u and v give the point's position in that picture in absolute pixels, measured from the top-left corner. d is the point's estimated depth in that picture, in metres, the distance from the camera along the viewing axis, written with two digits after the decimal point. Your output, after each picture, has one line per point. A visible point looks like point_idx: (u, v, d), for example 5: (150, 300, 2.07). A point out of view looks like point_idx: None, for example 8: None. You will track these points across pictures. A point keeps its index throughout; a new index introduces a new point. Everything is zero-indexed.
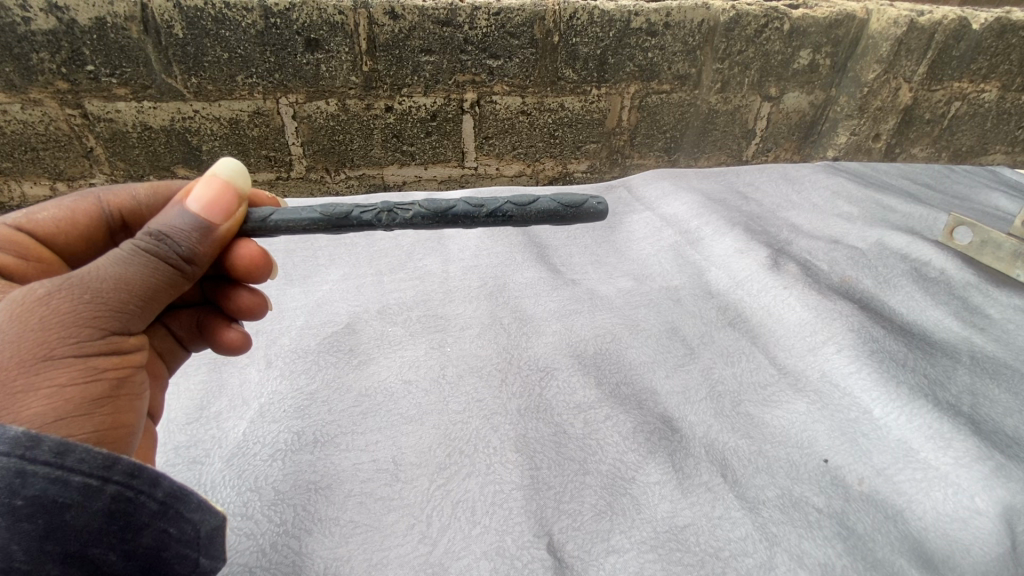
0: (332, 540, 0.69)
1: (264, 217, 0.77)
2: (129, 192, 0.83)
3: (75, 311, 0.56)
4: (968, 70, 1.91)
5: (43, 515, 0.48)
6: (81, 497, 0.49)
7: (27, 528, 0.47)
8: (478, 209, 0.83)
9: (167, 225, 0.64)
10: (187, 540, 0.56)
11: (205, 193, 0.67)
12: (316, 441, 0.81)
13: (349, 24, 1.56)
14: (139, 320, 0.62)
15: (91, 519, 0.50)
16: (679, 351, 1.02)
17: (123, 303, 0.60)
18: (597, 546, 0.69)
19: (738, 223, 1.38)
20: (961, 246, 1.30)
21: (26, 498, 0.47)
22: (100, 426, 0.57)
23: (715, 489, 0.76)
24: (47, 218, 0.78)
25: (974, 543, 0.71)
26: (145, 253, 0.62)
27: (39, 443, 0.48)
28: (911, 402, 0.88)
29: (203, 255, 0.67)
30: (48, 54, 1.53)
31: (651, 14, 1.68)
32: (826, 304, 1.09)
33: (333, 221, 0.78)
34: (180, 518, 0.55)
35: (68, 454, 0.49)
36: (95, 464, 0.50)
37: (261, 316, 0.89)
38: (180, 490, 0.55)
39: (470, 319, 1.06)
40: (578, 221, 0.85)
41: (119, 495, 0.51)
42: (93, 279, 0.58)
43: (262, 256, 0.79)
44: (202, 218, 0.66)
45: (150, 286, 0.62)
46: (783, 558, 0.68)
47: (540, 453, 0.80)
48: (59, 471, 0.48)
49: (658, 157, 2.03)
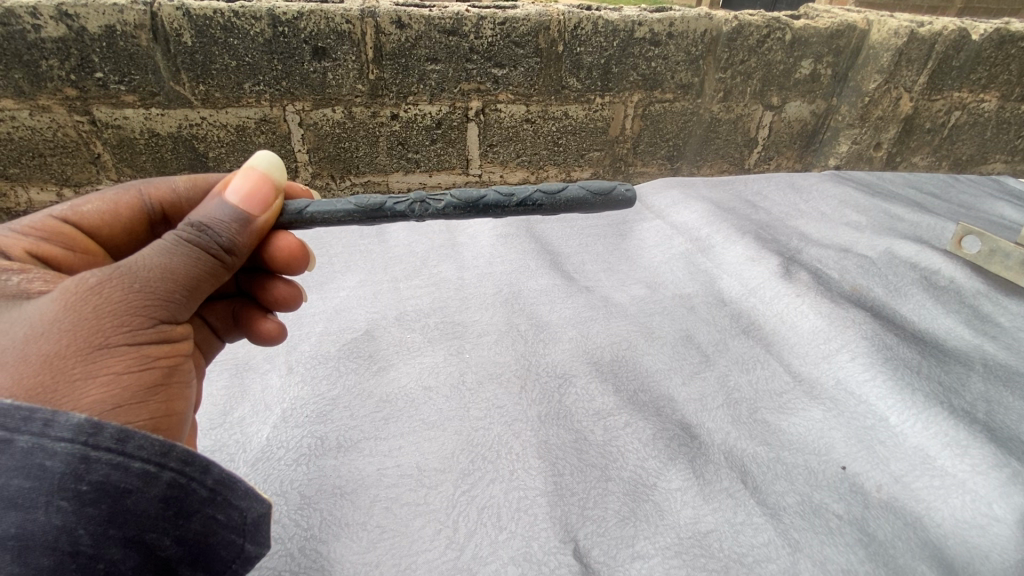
0: (360, 544, 0.70)
1: (300, 209, 0.78)
2: (170, 185, 0.85)
3: (127, 299, 0.57)
4: (968, 80, 1.94)
5: (106, 500, 0.48)
6: (140, 483, 0.49)
7: (92, 513, 0.48)
8: (508, 198, 0.83)
9: (208, 216, 0.66)
10: (234, 526, 0.57)
11: (244, 185, 0.69)
12: (338, 446, 0.82)
13: (356, 33, 1.58)
14: (186, 309, 0.63)
15: (149, 504, 0.50)
16: (695, 358, 1.03)
17: (171, 292, 0.61)
18: (623, 552, 0.69)
19: (748, 232, 1.40)
20: (969, 255, 1.32)
21: (89, 484, 0.47)
22: (153, 414, 0.59)
23: (736, 496, 0.77)
24: (91, 210, 0.79)
25: (994, 549, 0.71)
26: (188, 243, 0.63)
27: (101, 429, 0.48)
28: (925, 410, 0.89)
29: (243, 246, 0.68)
30: (58, 62, 1.54)
31: (654, 24, 1.71)
32: (839, 311, 1.10)
33: (368, 212, 0.80)
34: (228, 505, 0.56)
35: (128, 440, 0.49)
36: (153, 451, 0.50)
37: (295, 307, 0.91)
38: (229, 478, 0.56)
39: (487, 326, 1.07)
40: (607, 208, 0.87)
41: (173, 482, 0.52)
42: (141, 268, 0.59)
43: (300, 248, 0.80)
44: (241, 209, 0.68)
45: (196, 275, 0.63)
46: (806, 564, 0.68)
47: (562, 460, 0.80)
48: (120, 456, 0.48)
49: (660, 165, 2.06)
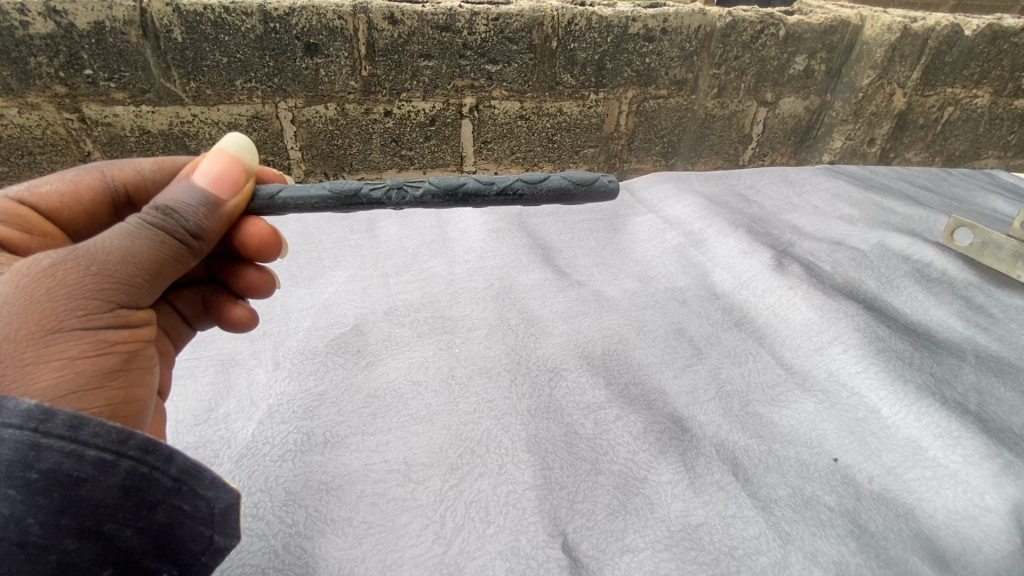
0: (345, 540, 0.69)
1: (271, 195, 0.76)
2: (135, 167, 0.84)
3: (83, 283, 0.56)
4: (961, 76, 1.94)
5: (58, 488, 0.47)
6: (96, 472, 0.49)
7: (43, 503, 0.47)
8: (488, 187, 0.81)
9: (175, 200, 0.65)
10: (201, 517, 0.55)
11: (212, 168, 0.67)
12: (325, 442, 0.81)
13: (349, 29, 1.56)
14: (146, 295, 0.63)
15: (106, 494, 0.49)
16: (686, 351, 1.02)
17: (131, 277, 0.60)
18: (612, 546, 0.68)
19: (741, 226, 1.39)
20: (961, 248, 1.32)
21: (40, 472, 0.47)
22: (111, 400, 0.58)
23: (727, 489, 0.76)
24: (50, 192, 0.78)
25: (986, 541, 0.71)
26: (152, 227, 0.62)
27: (52, 416, 0.48)
28: (918, 402, 0.88)
29: (210, 231, 0.67)
30: (46, 58, 1.52)
31: (648, 20, 1.70)
32: (831, 304, 1.09)
33: (342, 199, 0.78)
34: (193, 495, 0.54)
35: (82, 428, 0.48)
36: (110, 439, 0.49)
37: (267, 294, 0.92)
38: (194, 467, 0.54)
39: (477, 320, 1.06)
40: (589, 200, 0.86)
41: (133, 471, 0.50)
42: (99, 251, 0.58)
43: (271, 235, 0.81)
44: (209, 193, 0.67)
45: (158, 260, 0.62)
46: (797, 557, 0.68)
47: (552, 453, 0.80)
48: (74, 444, 0.48)
49: (655, 161, 2.05)
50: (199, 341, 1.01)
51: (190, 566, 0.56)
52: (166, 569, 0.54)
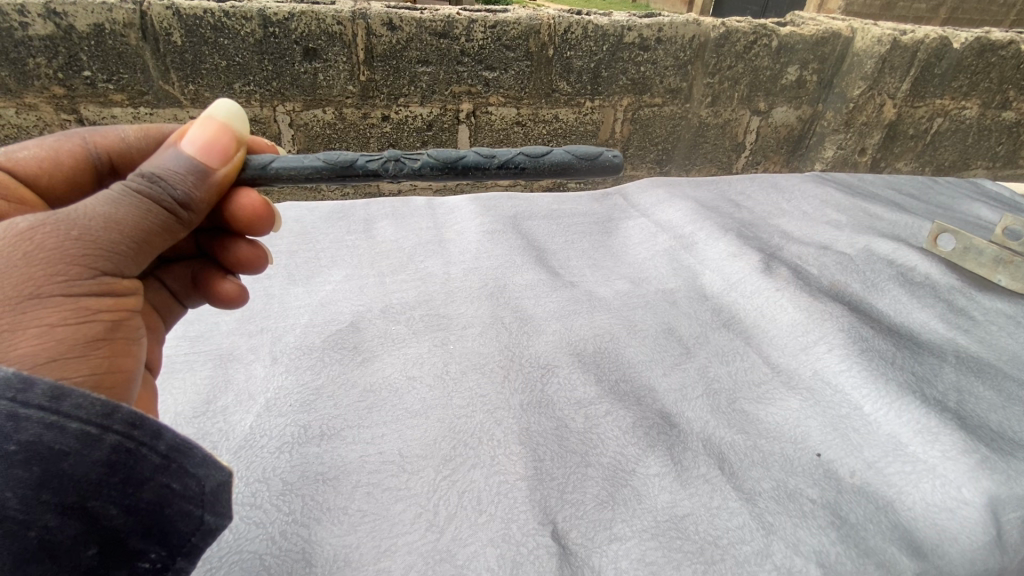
0: (341, 528, 0.71)
1: (263, 165, 0.79)
2: (118, 134, 0.86)
3: (64, 249, 0.59)
4: (949, 88, 1.99)
5: (38, 462, 0.49)
6: (79, 445, 0.50)
7: (22, 475, 0.48)
8: (489, 160, 0.83)
9: (161, 168, 0.68)
10: (191, 496, 0.57)
11: (200, 136, 0.71)
12: (322, 434, 0.83)
13: (348, 35, 1.59)
14: (131, 263, 0.65)
15: (90, 468, 0.51)
16: (675, 350, 1.05)
17: (114, 244, 0.62)
18: (600, 534, 0.71)
19: (730, 229, 1.42)
20: (944, 252, 1.36)
21: (19, 444, 0.48)
22: (95, 369, 0.60)
23: (713, 481, 0.79)
24: (29, 157, 0.80)
25: (962, 532, 0.73)
26: (137, 194, 0.65)
27: (31, 386, 0.49)
28: (898, 398, 0.91)
29: (199, 201, 0.71)
30: (45, 60, 1.54)
31: (644, 29, 1.73)
32: (817, 305, 1.11)
33: (337, 170, 0.79)
34: (183, 473, 0.57)
35: (64, 399, 0.50)
36: (94, 412, 0.51)
37: (259, 269, 0.96)
38: (182, 444, 0.57)
39: (472, 318, 1.08)
40: (594, 174, 0.86)
41: (119, 446, 0.52)
42: (82, 216, 0.61)
43: (263, 207, 0.85)
44: (197, 161, 0.70)
45: (143, 227, 0.65)
46: (779, 546, 0.70)
47: (543, 446, 0.82)
48: (54, 416, 0.49)
49: (650, 168, 2.10)
50: (198, 336, 1.02)
51: (179, 547, 0.57)
52: (154, 551, 0.56)
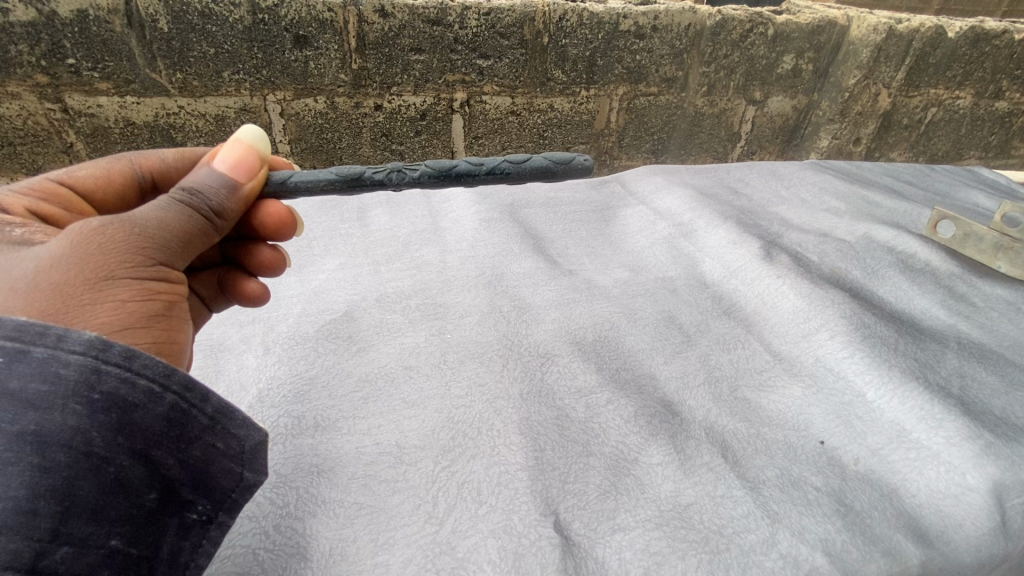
0: (336, 521, 0.69)
1: (283, 180, 0.84)
2: (159, 156, 0.94)
3: (130, 240, 0.64)
4: (943, 77, 1.97)
5: (117, 410, 0.53)
6: (146, 399, 0.54)
7: (103, 420, 0.52)
8: (478, 167, 0.88)
9: (198, 183, 0.74)
10: (233, 454, 0.61)
11: (231, 156, 0.78)
12: (316, 425, 0.81)
13: (338, 21, 1.55)
14: (180, 259, 0.70)
15: (154, 421, 0.55)
16: (676, 338, 1.03)
17: (166, 239, 0.68)
18: (603, 525, 0.69)
19: (730, 217, 1.40)
20: (944, 239, 1.35)
21: (101, 393, 0.52)
22: (156, 339, 0.65)
23: (717, 470, 0.77)
24: (84, 175, 0.87)
25: (967, 518, 0.72)
26: (182, 204, 0.72)
27: (110, 346, 0.54)
28: (902, 384, 0.90)
29: (231, 211, 0.77)
30: (27, 47, 1.48)
31: (639, 17, 1.70)
32: (818, 292, 1.10)
33: (348, 182, 0.83)
34: (227, 433, 0.61)
35: (134, 359, 0.54)
36: (158, 371, 0.56)
37: (280, 271, 1.02)
38: (226, 407, 0.61)
39: (469, 307, 1.06)
40: (568, 177, 0.91)
41: (176, 405, 0.57)
42: (139, 218, 0.67)
43: (288, 215, 0.89)
44: (229, 176, 0.77)
45: (190, 229, 0.71)
46: (785, 535, 0.69)
47: (544, 436, 0.80)
48: (128, 372, 0.54)
49: (645, 159, 2.08)
50: None
51: (222, 501, 0.61)
52: (201, 503, 0.59)
